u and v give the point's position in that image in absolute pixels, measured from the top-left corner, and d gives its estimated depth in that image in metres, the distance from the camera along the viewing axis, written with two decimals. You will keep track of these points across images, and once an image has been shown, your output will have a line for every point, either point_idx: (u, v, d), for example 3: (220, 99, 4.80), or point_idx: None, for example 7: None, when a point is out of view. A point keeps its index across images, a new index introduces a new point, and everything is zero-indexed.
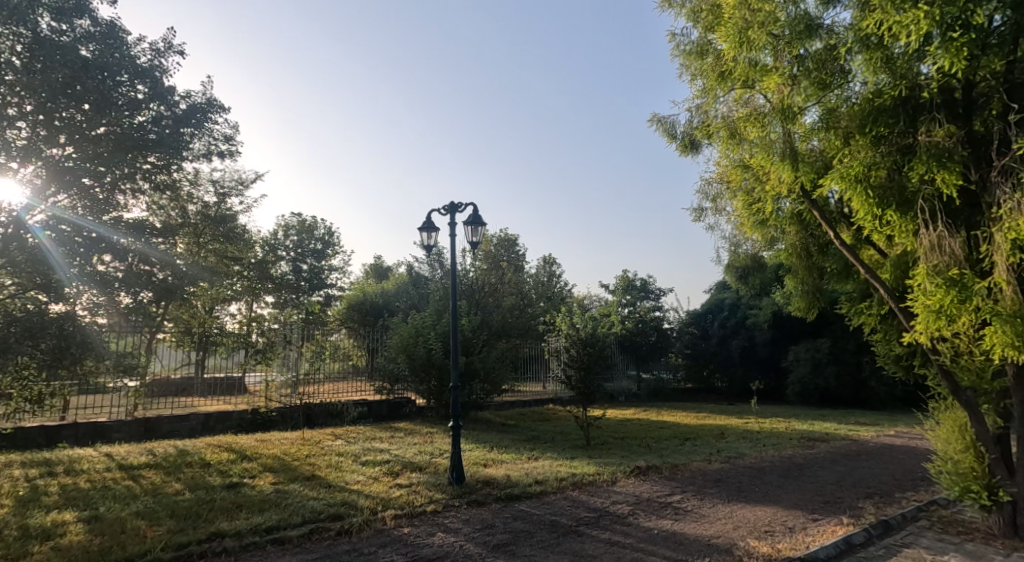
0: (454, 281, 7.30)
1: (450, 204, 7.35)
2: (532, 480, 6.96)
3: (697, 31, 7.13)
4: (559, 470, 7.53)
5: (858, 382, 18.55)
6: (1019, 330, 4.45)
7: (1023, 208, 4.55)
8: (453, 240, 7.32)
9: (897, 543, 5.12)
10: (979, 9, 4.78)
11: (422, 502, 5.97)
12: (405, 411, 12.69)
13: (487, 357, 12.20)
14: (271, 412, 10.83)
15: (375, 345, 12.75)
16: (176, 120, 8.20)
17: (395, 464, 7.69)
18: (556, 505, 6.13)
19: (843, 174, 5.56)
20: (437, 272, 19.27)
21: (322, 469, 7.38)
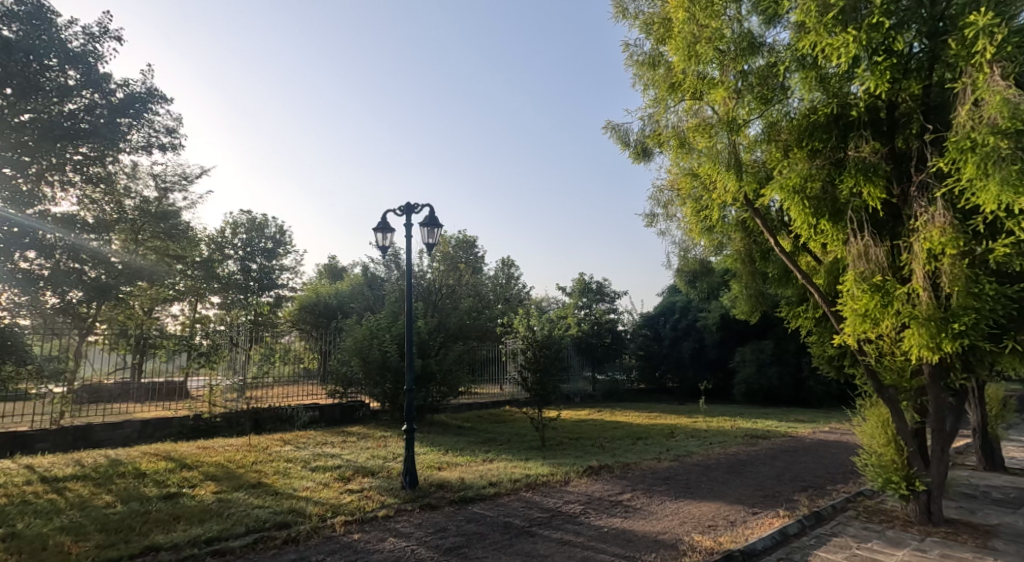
0: (409, 282, 7.23)
1: (406, 204, 7.34)
2: (487, 482, 7.04)
3: (649, 43, 7.39)
4: (514, 471, 7.66)
5: (798, 382, 19.45)
6: (934, 332, 4.83)
7: (936, 221, 4.95)
8: (409, 241, 7.30)
9: (827, 533, 5.46)
10: (899, 37, 5.19)
11: (374, 507, 5.95)
12: (359, 415, 12.48)
13: (444, 359, 12.20)
14: (215, 417, 10.46)
15: (328, 347, 12.52)
16: (111, 110, 7.87)
17: (347, 469, 7.61)
18: (510, 506, 6.23)
19: (782, 185, 5.91)
20: (392, 273, 19.04)
21: (269, 476, 7.24)
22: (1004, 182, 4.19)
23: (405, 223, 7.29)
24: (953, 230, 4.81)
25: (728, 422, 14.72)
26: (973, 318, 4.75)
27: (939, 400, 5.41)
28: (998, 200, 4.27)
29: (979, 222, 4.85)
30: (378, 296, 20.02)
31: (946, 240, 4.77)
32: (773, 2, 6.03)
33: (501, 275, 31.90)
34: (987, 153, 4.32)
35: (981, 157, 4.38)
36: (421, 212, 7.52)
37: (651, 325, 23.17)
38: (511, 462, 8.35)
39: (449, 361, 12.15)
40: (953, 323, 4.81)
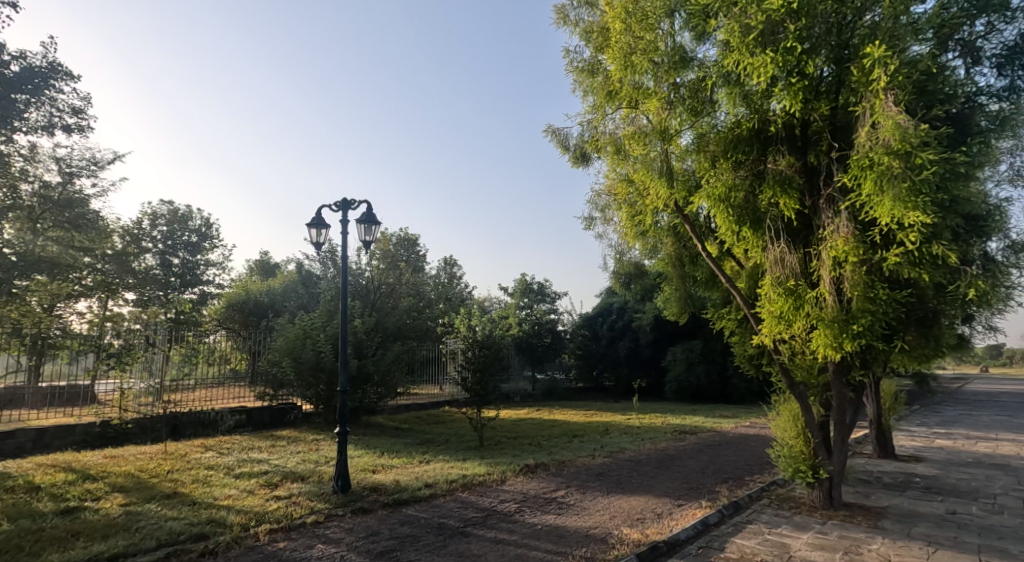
0: (344, 278, 7.07)
1: (343, 200, 7.23)
2: (422, 483, 7.05)
3: (588, 51, 7.64)
4: (450, 472, 7.69)
5: (724, 380, 20.48)
6: (836, 333, 5.31)
7: (841, 231, 5.41)
8: (345, 237, 7.19)
9: (743, 521, 5.85)
10: (810, 62, 5.64)
11: (302, 513, 5.84)
12: (290, 418, 12.17)
13: (381, 360, 12.02)
14: (127, 424, 9.68)
15: (258, 347, 12.05)
16: (6, 84, 7.46)
17: (274, 475, 7.41)
18: (445, 507, 6.27)
19: (709, 194, 6.31)
20: (328, 270, 18.53)
21: (186, 486, 6.93)
22: (897, 198, 4.68)
23: (342, 219, 7.18)
24: (855, 240, 5.29)
25: (659, 419, 15.36)
26: (869, 321, 5.23)
27: (841, 395, 5.94)
28: (892, 213, 4.75)
29: (876, 234, 5.35)
30: (314, 294, 19.47)
31: (848, 249, 5.24)
32: (703, 20, 6.38)
33: (443, 274, 31.73)
34: (883, 171, 4.79)
35: (877, 175, 4.85)
36: (358, 209, 7.42)
37: (589, 325, 23.76)
38: (447, 462, 8.38)
39: (386, 362, 11.98)
40: (853, 324, 5.28)
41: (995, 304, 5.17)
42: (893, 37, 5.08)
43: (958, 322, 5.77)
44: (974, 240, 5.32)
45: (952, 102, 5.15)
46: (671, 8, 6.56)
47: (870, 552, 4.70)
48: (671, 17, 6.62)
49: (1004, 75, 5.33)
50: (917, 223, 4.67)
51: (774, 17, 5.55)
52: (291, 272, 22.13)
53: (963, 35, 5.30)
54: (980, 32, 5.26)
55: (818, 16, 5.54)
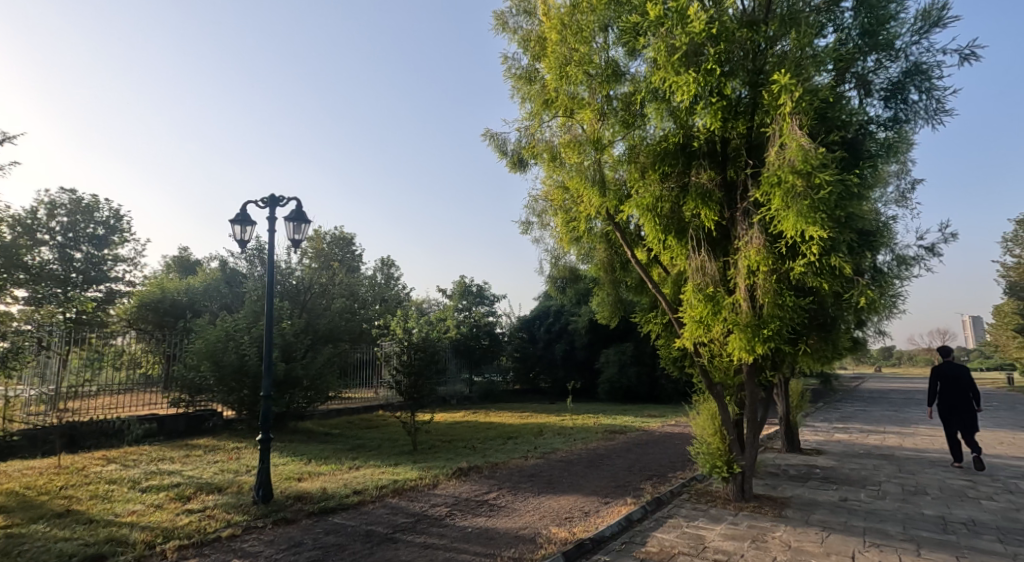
0: (271, 275, 6.87)
1: (271, 196, 7.04)
2: (351, 490, 6.95)
3: (526, 59, 7.83)
4: (380, 478, 7.62)
5: (653, 381, 21.30)
6: (749, 337, 5.72)
7: (754, 242, 5.84)
8: (273, 235, 7.00)
9: (664, 515, 6.17)
10: (728, 84, 6.04)
11: (217, 527, 5.63)
12: (208, 426, 11.50)
13: (311, 364, 11.67)
14: (13, 436, 9.00)
15: (174, 351, 11.41)
16: None
17: (186, 487, 7.07)
18: (374, 514, 6.22)
19: (638, 204, 6.62)
20: (255, 269, 17.86)
21: (83, 503, 6.49)
22: (800, 213, 5.14)
23: (269, 215, 6.97)
24: (765, 251, 5.72)
25: (591, 419, 15.80)
26: (778, 325, 5.67)
27: (754, 394, 6.39)
28: (796, 227, 5.20)
29: (784, 245, 5.81)
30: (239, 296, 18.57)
31: (760, 259, 5.67)
32: (634, 37, 6.63)
33: (380, 275, 31.21)
34: (790, 189, 5.24)
35: (784, 192, 5.30)
36: (286, 206, 7.25)
37: (527, 328, 24.09)
38: (378, 468, 8.29)
39: (315, 366, 11.63)
40: (764, 329, 5.70)
41: (884, 311, 5.73)
42: (798, 67, 5.59)
43: (852, 327, 6.35)
44: (867, 254, 5.88)
45: (847, 129, 5.69)
46: (605, 23, 6.85)
47: (774, 539, 5.08)
48: (605, 32, 6.92)
49: (889, 107, 5.93)
50: (816, 236, 5.15)
51: (697, 40, 5.93)
52: (212, 270, 21.01)
53: (857, 69, 5.86)
54: (871, 67, 5.84)
55: (736, 42, 6.01)
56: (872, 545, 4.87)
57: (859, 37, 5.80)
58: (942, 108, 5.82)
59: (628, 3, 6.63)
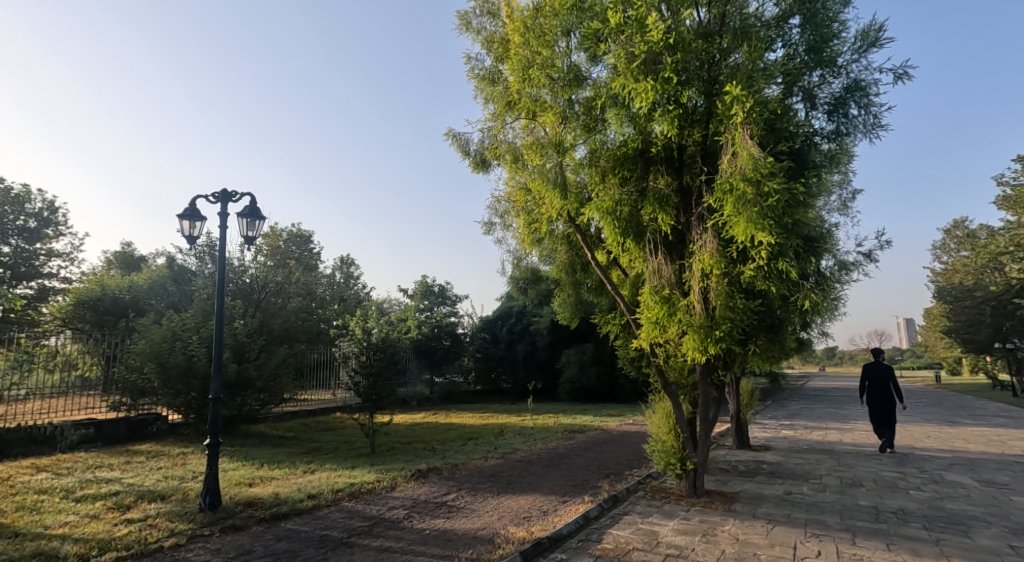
0: (222, 273, 6.70)
1: (223, 191, 6.85)
2: (305, 494, 6.83)
3: (489, 60, 7.87)
4: (336, 481, 7.52)
5: (613, 381, 21.65)
6: (702, 338, 5.92)
7: (707, 246, 6.04)
8: (224, 231, 6.82)
9: (620, 512, 6.31)
10: (683, 92, 6.22)
11: (159, 537, 5.44)
12: (151, 430, 11.15)
13: (265, 365, 11.36)
14: None
15: (114, 351, 11.00)
16: None
17: (126, 496, 6.80)
18: (329, 518, 6.13)
19: (598, 207, 6.74)
20: (206, 266, 17.24)
21: (9, 515, 6.16)
22: (750, 219, 5.36)
23: (221, 211, 6.79)
24: (718, 255, 5.93)
25: (552, 419, 15.96)
26: (729, 326, 5.88)
27: (706, 393, 6.62)
28: (746, 232, 5.42)
29: (736, 249, 6.03)
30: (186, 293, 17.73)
31: (713, 263, 5.87)
32: (595, 43, 6.75)
33: (339, 273, 30.65)
34: (741, 196, 5.45)
35: (735, 199, 5.52)
36: (240, 202, 7.08)
37: (489, 328, 24.12)
38: (335, 471, 8.17)
39: (269, 367, 11.36)
40: (716, 330, 5.91)
41: (827, 314, 6.02)
42: (750, 79, 5.84)
43: (797, 329, 6.64)
44: (812, 259, 6.16)
45: (794, 140, 5.96)
46: (567, 28, 6.96)
47: (723, 533, 5.27)
48: (567, 37, 7.03)
49: (832, 121, 6.24)
50: (765, 241, 5.37)
51: (655, 49, 6.10)
52: (158, 267, 20.12)
53: (804, 83, 6.15)
54: (816, 82, 6.13)
55: (692, 52, 6.20)
56: (813, 535, 5.12)
57: (805, 53, 6.09)
58: (879, 123, 6.17)
59: (590, 9, 6.75)
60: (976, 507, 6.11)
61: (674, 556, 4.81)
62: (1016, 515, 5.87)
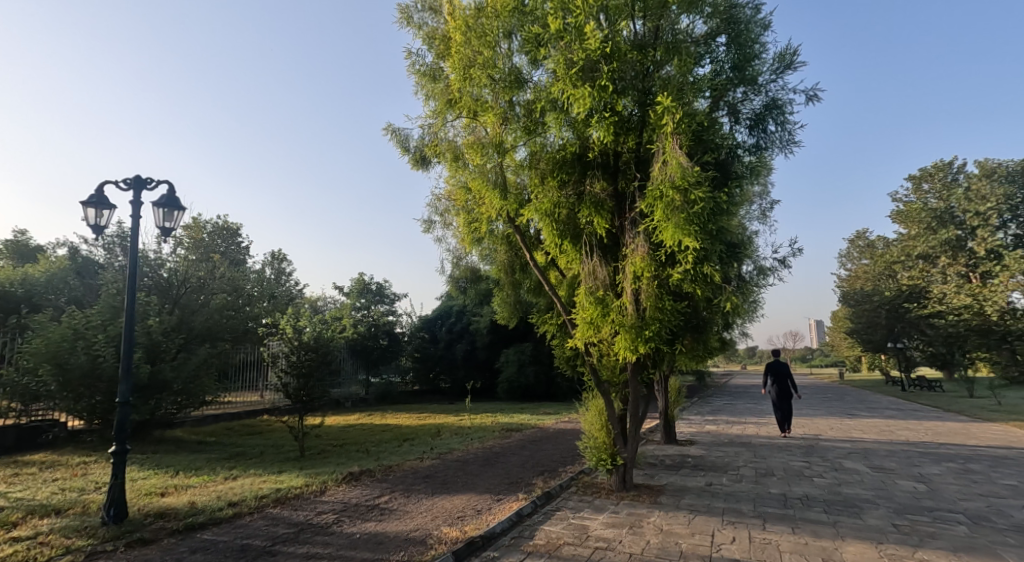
0: (134, 264, 6.33)
1: (136, 177, 6.46)
2: (226, 502, 6.55)
3: (431, 56, 7.83)
4: (261, 487, 7.26)
5: (550, 379, 21.98)
6: (633, 337, 6.16)
7: (639, 249, 6.29)
8: (137, 220, 6.44)
9: (552, 509, 6.46)
10: (619, 101, 6.44)
11: (53, 555, 5.06)
12: (45, 439, 10.26)
13: (182, 367, 10.75)
14: None
15: (4, 352, 10.21)
16: None
17: (14, 512, 6.27)
18: (251, 526, 5.92)
19: (537, 209, 6.86)
20: (117, 258, 15.91)
21: None
22: (677, 225, 5.64)
23: (134, 199, 6.41)
24: (648, 258, 6.19)
25: (488, 418, 16.05)
26: (657, 326, 6.15)
27: (636, 391, 6.88)
28: (674, 237, 5.70)
29: (664, 253, 6.30)
30: (91, 286, 15.85)
31: (644, 266, 6.12)
32: (536, 47, 6.87)
33: (270, 269, 29.45)
34: (670, 202, 5.72)
35: (664, 205, 5.79)
36: (155, 189, 6.70)
37: (428, 328, 23.91)
38: (260, 477, 7.88)
39: (188, 368, 10.77)
40: (645, 330, 6.16)
41: (746, 316, 6.42)
42: (680, 91, 6.15)
43: (719, 330, 7.03)
44: (733, 264, 6.54)
45: (719, 151, 6.32)
46: (509, 30, 7.03)
47: (648, 525, 5.51)
48: (509, 39, 7.11)
49: (753, 135, 6.65)
50: (691, 246, 5.67)
51: (592, 57, 6.30)
52: (58, 257, 18.18)
53: (729, 98, 6.53)
54: (739, 98, 6.53)
55: (627, 63, 6.44)
56: (729, 523, 5.44)
57: (731, 70, 6.47)
58: (793, 140, 6.66)
59: (531, 13, 6.87)
60: (868, 491, 6.71)
61: (602, 549, 4.98)
62: (901, 497, 6.49)
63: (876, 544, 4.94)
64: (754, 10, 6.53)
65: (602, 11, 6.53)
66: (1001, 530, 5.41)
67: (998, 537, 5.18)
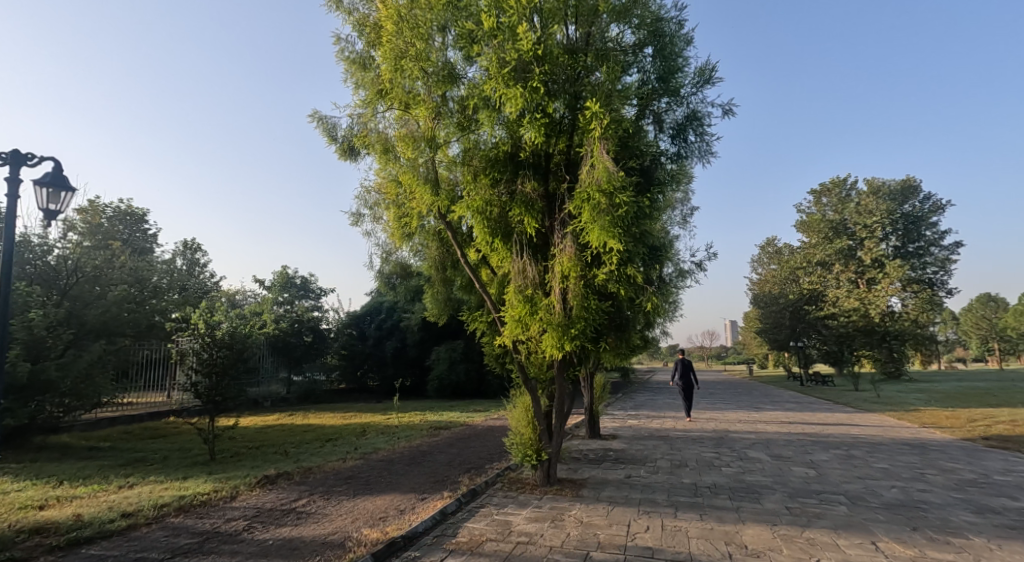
0: (10, 252, 5.75)
1: (14, 152, 5.86)
2: (120, 513, 6.10)
3: (361, 44, 7.62)
4: (162, 495, 6.82)
5: (480, 377, 22.00)
6: (559, 335, 6.31)
7: (567, 250, 6.44)
8: (14, 202, 5.86)
9: (477, 506, 6.50)
10: (550, 103, 6.55)
11: None
12: None
13: (71, 366, 9.85)
14: None
15: None
16: None
17: None
18: (148, 538, 5.54)
19: (469, 206, 6.85)
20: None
21: None
22: (602, 227, 5.83)
23: (10, 176, 5.83)
24: (575, 259, 6.35)
25: (416, 416, 15.90)
26: (583, 325, 6.32)
27: (562, 387, 7.05)
28: (600, 239, 5.87)
29: (590, 254, 6.49)
30: None
31: (571, 266, 6.27)
32: (469, 43, 6.86)
33: (181, 260, 27.61)
34: (597, 205, 5.91)
35: (591, 207, 5.97)
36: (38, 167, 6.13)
37: (356, 324, 23.28)
38: (161, 485, 7.39)
39: (79, 366, 9.91)
40: (572, 328, 6.33)
41: (665, 315, 6.72)
42: (608, 98, 6.35)
43: (641, 329, 7.31)
44: (655, 266, 6.84)
45: (643, 158, 6.59)
46: (443, 24, 6.95)
47: (569, 518, 5.67)
48: (443, 33, 7.05)
49: (675, 144, 6.97)
50: (615, 248, 5.87)
51: (525, 58, 6.38)
52: None
53: (654, 107, 6.82)
54: (663, 108, 6.83)
55: (559, 66, 6.57)
56: (643, 513, 5.69)
57: (657, 81, 6.75)
58: (710, 150, 7.05)
59: (466, 9, 6.83)
60: (767, 478, 7.23)
61: (523, 543, 5.07)
62: (795, 482, 7.05)
63: (771, 526, 5.33)
64: (678, 25, 6.84)
65: (536, 12, 6.62)
66: (874, 508, 6.00)
67: (871, 515, 5.74)
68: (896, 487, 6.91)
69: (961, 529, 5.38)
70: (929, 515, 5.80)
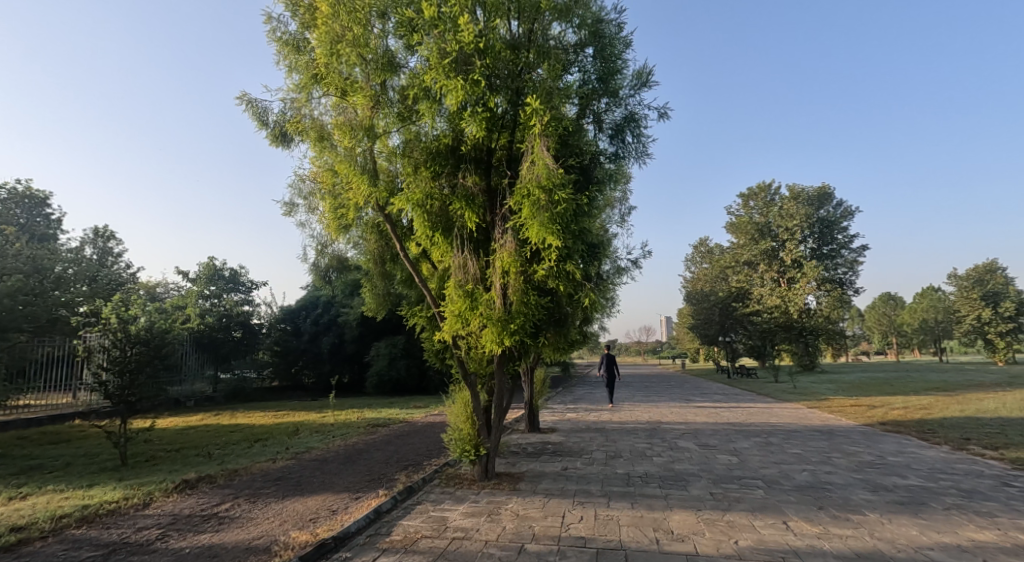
0: None
1: None
2: (13, 527, 5.59)
3: (295, 25, 7.29)
4: (64, 506, 6.30)
5: (421, 372, 21.64)
6: (499, 330, 6.30)
7: (507, 244, 6.43)
8: None
9: (413, 503, 6.41)
10: (492, 98, 6.51)
11: None
12: None
13: None
14: None
15: None
16: None
17: None
18: (45, 553, 5.11)
19: (408, 199, 6.70)
20: None
21: None
22: (542, 223, 5.87)
23: None
24: (515, 254, 6.35)
25: (353, 413, 15.50)
26: (522, 320, 6.35)
27: (501, 383, 7.04)
28: (539, 235, 5.91)
29: (530, 250, 6.51)
30: None
31: (511, 262, 6.27)
32: (410, 31, 6.72)
33: (91, 249, 25.56)
34: (537, 201, 5.94)
35: (531, 203, 5.99)
36: None
37: (290, 320, 22.46)
38: (64, 494, 6.83)
39: None
40: (511, 323, 6.33)
41: (602, 311, 6.85)
42: (549, 95, 6.40)
43: (580, 324, 7.42)
44: (593, 263, 6.97)
45: (582, 157, 6.69)
46: (382, 10, 6.77)
47: (506, 511, 5.69)
48: (383, 20, 6.86)
49: (614, 144, 7.12)
50: (554, 244, 5.93)
51: (466, 50, 6.32)
52: None
53: (594, 107, 6.94)
54: (603, 108, 6.96)
55: (501, 61, 6.54)
56: (578, 504, 5.79)
57: (597, 80, 6.86)
58: (646, 151, 7.25)
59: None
60: (694, 466, 7.53)
61: (459, 538, 5.04)
62: (718, 469, 7.38)
63: (695, 511, 5.55)
64: (618, 27, 6.96)
65: (478, 5, 6.57)
66: (786, 490, 6.38)
67: (784, 497, 6.10)
68: (807, 471, 7.38)
69: (859, 506, 5.81)
70: (833, 495, 6.24)
